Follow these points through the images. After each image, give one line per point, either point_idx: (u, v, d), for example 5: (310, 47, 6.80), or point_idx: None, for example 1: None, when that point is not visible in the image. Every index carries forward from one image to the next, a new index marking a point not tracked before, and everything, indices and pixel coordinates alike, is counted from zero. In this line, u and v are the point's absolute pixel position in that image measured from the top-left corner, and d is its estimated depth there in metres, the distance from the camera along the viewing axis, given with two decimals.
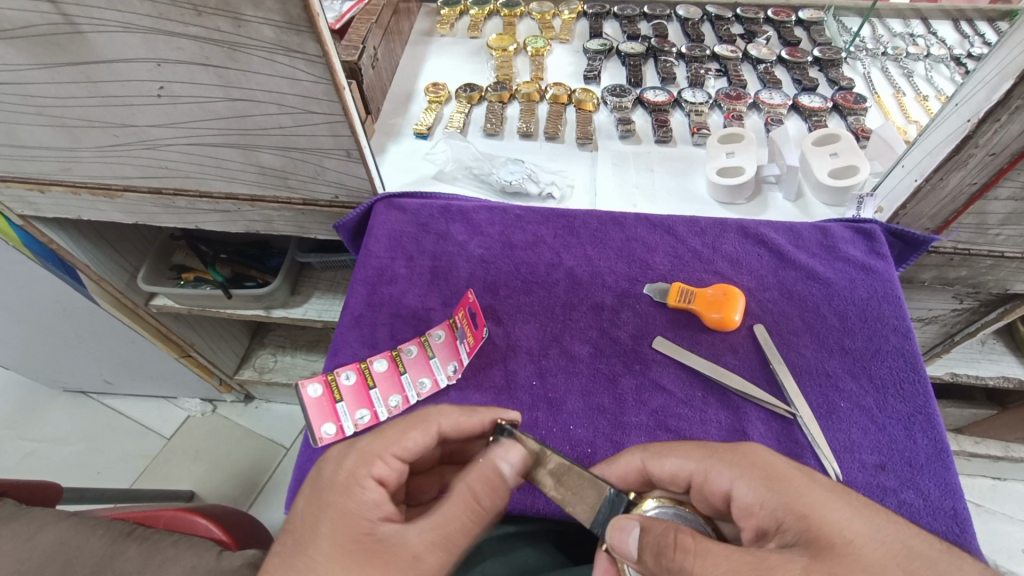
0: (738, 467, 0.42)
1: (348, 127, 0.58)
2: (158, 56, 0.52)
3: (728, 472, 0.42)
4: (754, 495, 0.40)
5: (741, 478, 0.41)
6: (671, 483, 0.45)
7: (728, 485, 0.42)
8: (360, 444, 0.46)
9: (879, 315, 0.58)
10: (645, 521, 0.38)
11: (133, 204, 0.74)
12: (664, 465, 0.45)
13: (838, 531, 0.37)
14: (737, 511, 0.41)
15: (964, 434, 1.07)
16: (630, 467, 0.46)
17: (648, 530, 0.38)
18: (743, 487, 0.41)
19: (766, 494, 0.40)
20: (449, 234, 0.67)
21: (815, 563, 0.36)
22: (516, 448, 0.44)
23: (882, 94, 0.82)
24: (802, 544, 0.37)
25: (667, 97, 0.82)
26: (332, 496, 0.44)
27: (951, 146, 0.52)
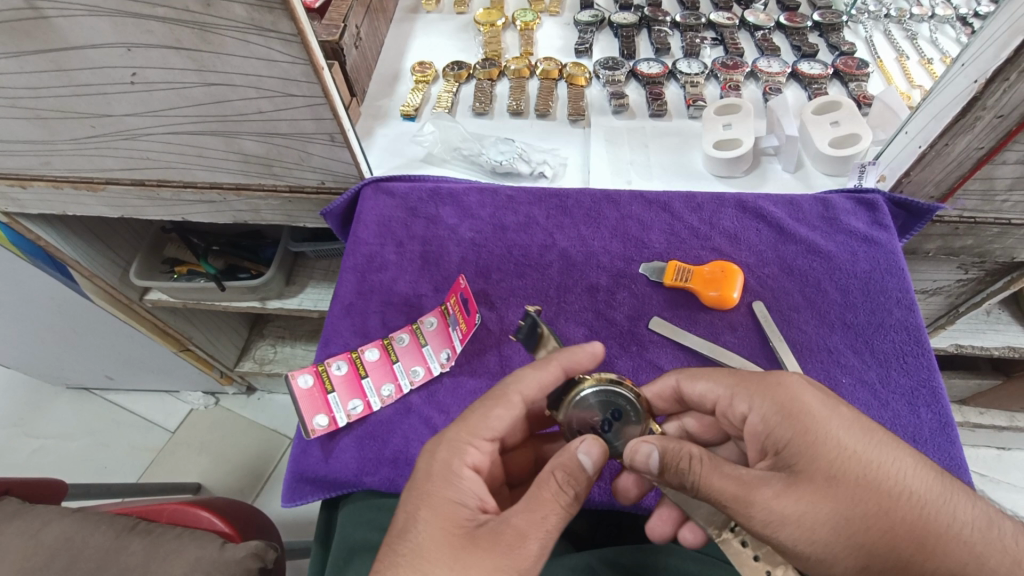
0: (757, 396, 0.42)
1: (330, 109, 0.56)
2: (127, 40, 0.50)
3: (750, 401, 0.43)
4: (763, 424, 0.42)
5: (756, 407, 0.42)
6: (700, 403, 0.48)
7: (746, 410, 0.43)
8: (449, 433, 0.44)
9: (882, 288, 0.57)
10: (663, 445, 0.41)
11: (117, 197, 0.72)
12: (695, 388, 0.47)
13: (826, 462, 0.38)
14: (748, 434, 0.43)
15: (968, 405, 1.06)
16: (665, 386, 0.49)
17: (665, 454, 0.41)
18: (756, 415, 0.42)
19: (774, 421, 0.41)
20: (439, 218, 0.65)
21: (788, 488, 0.38)
22: (595, 442, 0.42)
23: (885, 57, 0.79)
24: (787, 472, 0.39)
25: (662, 69, 0.79)
26: (426, 487, 0.42)
27: (957, 109, 0.50)
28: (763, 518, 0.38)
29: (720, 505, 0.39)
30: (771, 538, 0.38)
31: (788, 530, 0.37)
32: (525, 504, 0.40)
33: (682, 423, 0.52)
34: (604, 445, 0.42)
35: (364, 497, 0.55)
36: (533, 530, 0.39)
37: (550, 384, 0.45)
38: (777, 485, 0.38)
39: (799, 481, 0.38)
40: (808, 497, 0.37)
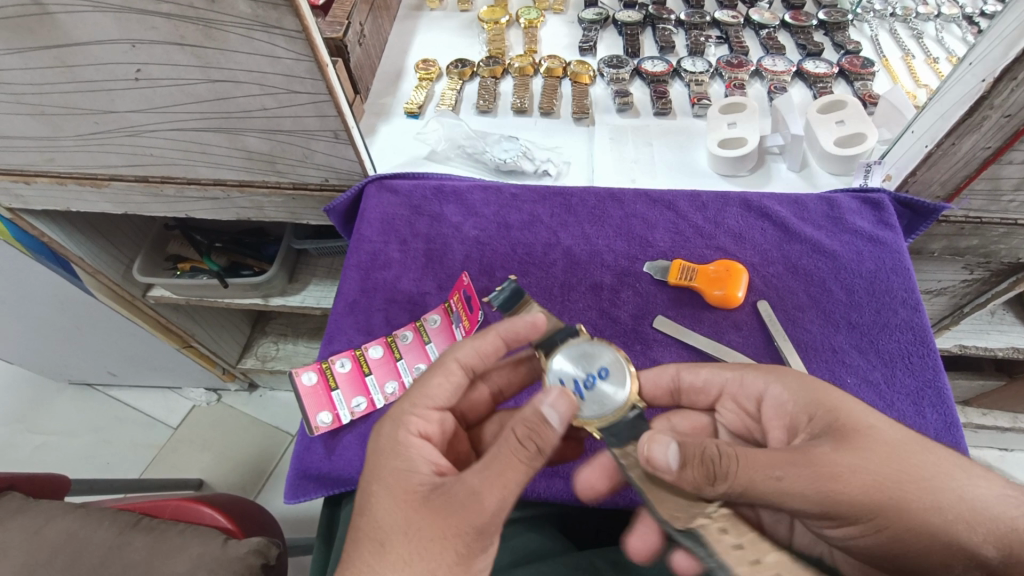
0: (774, 372, 0.45)
1: (334, 106, 0.55)
2: (132, 37, 0.50)
3: (765, 379, 0.45)
4: (787, 394, 0.43)
5: (775, 381, 0.44)
6: (700, 391, 0.49)
7: (763, 387, 0.45)
8: (393, 409, 0.45)
9: (887, 288, 0.57)
10: (680, 437, 0.38)
11: (120, 193, 0.72)
12: (698, 374, 0.48)
13: (862, 419, 0.40)
14: (768, 410, 0.45)
15: (971, 406, 1.06)
16: (662, 375, 0.49)
17: (687, 445, 0.37)
18: (776, 388, 0.44)
19: (799, 391, 0.43)
20: (443, 216, 0.65)
21: (841, 443, 0.38)
22: (563, 399, 0.40)
23: (891, 57, 0.79)
24: (828, 433, 0.40)
25: (666, 67, 0.79)
26: (381, 460, 0.42)
27: (964, 109, 0.50)
28: (831, 476, 0.37)
29: (783, 476, 0.37)
30: (842, 497, 0.37)
31: (857, 485, 0.37)
32: (478, 465, 0.39)
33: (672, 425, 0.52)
34: (569, 396, 0.41)
35: None
36: (488, 487, 0.38)
37: (487, 352, 0.46)
38: (830, 444, 0.39)
39: (846, 437, 0.39)
40: (860, 449, 0.38)
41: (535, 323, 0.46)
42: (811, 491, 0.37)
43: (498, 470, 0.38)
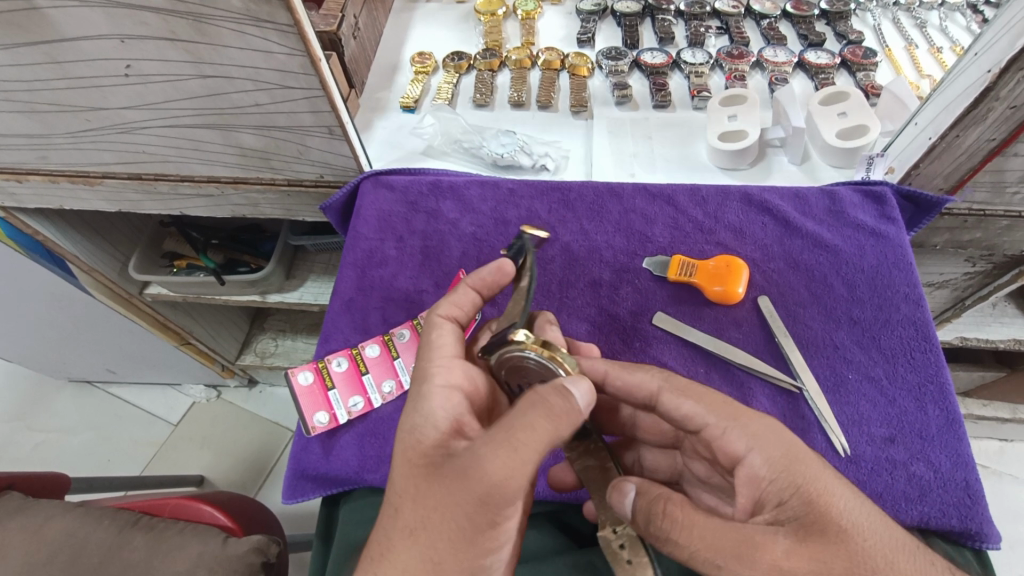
0: (757, 438, 0.41)
1: (329, 101, 0.55)
2: (121, 32, 0.49)
3: (751, 442, 0.41)
4: (765, 469, 0.40)
5: (759, 449, 0.40)
6: (677, 423, 0.44)
7: (744, 450, 0.41)
8: (419, 367, 0.45)
9: (889, 283, 0.56)
10: (642, 485, 0.40)
11: (114, 191, 0.71)
12: (679, 405, 0.43)
13: (831, 516, 0.38)
14: (741, 477, 0.41)
15: (971, 398, 1.05)
16: (644, 386, 0.45)
17: (642, 495, 0.39)
18: (756, 459, 0.40)
19: (779, 466, 0.40)
20: (439, 212, 0.64)
21: (799, 545, 0.38)
22: (582, 381, 0.40)
23: (894, 47, 0.78)
24: (793, 525, 0.39)
25: (666, 59, 0.77)
26: (403, 418, 0.43)
27: (969, 100, 0.49)
28: None
29: (725, 566, 0.37)
30: None
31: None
32: (495, 433, 0.37)
33: (638, 415, 0.52)
34: (590, 384, 0.40)
35: (366, 494, 0.55)
36: (503, 465, 0.36)
37: (464, 305, 0.48)
38: (787, 542, 0.38)
39: (807, 536, 0.38)
40: (818, 555, 0.38)
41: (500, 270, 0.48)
42: None
43: (514, 444, 0.36)
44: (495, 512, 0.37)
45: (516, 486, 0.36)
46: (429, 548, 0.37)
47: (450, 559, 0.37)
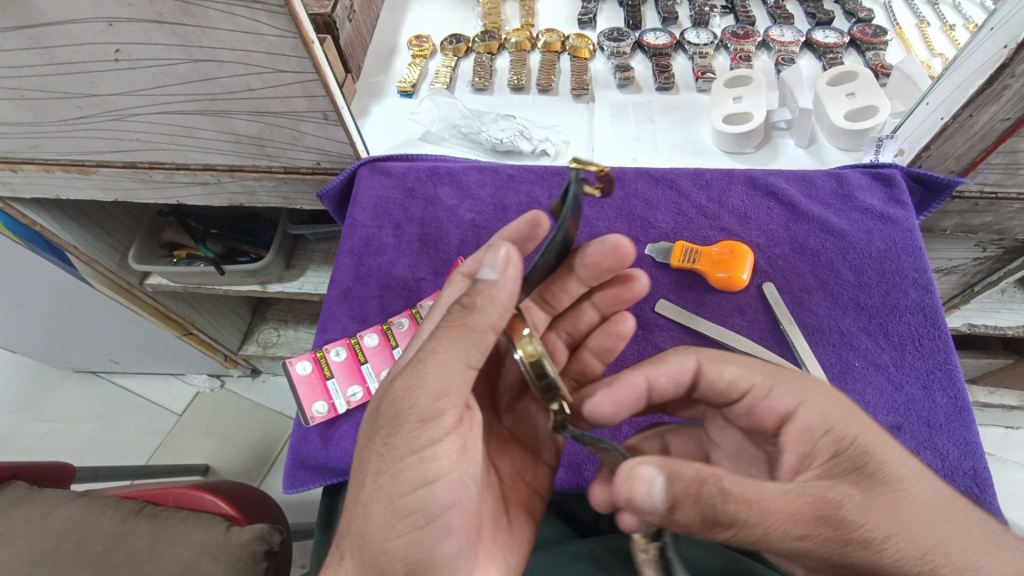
0: (805, 392, 0.41)
1: (322, 85, 0.53)
2: (108, 15, 0.47)
3: (799, 395, 0.41)
4: (819, 421, 0.40)
5: (809, 401, 0.41)
6: (722, 392, 0.44)
7: (792, 405, 0.41)
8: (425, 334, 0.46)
9: (897, 268, 0.55)
10: (670, 469, 0.34)
11: (109, 179, 0.70)
12: (722, 371, 0.44)
13: (895, 469, 0.37)
14: (791, 433, 0.41)
15: (978, 384, 1.05)
16: (683, 366, 0.45)
17: (677, 480, 0.33)
18: (808, 413, 0.40)
19: (835, 418, 0.39)
20: (437, 198, 0.63)
21: (868, 496, 0.36)
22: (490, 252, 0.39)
23: (904, 24, 0.76)
24: (855, 477, 0.37)
25: (669, 39, 0.75)
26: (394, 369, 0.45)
27: (983, 78, 0.47)
28: (858, 539, 0.35)
29: (806, 535, 0.35)
30: (863, 562, 0.35)
31: (872, 553, 0.35)
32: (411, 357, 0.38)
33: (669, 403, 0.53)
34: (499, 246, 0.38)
35: None
36: (412, 384, 0.36)
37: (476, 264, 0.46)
38: (857, 496, 0.36)
39: (872, 486, 0.36)
40: (891, 506, 0.35)
41: (531, 224, 0.47)
42: (833, 552, 0.35)
43: (422, 362, 0.37)
44: (412, 438, 0.36)
45: (427, 403, 0.36)
46: (364, 485, 0.37)
47: (373, 496, 0.37)
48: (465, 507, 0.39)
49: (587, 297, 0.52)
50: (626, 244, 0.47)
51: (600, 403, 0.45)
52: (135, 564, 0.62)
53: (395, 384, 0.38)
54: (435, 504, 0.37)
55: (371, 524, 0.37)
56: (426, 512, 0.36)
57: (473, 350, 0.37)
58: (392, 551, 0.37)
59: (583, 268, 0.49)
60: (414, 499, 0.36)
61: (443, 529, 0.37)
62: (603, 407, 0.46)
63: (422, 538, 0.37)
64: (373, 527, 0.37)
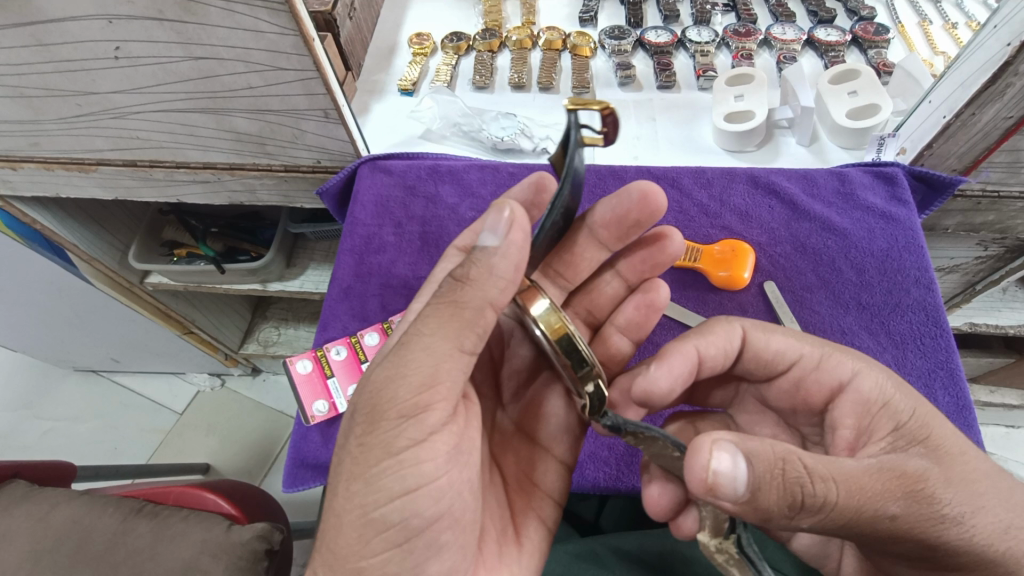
0: (858, 363, 0.42)
1: (322, 83, 0.53)
2: (107, 12, 0.47)
3: (853, 366, 0.42)
4: (876, 391, 0.41)
5: (865, 370, 0.42)
6: (768, 362, 0.45)
7: (848, 375, 0.42)
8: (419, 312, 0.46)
9: (899, 267, 0.55)
10: (746, 447, 0.33)
11: (109, 177, 0.70)
12: (769, 341, 0.44)
13: (955, 439, 0.38)
14: (847, 403, 0.42)
15: (979, 383, 1.04)
16: (730, 334, 0.44)
17: (756, 458, 0.33)
18: (864, 382, 0.41)
19: (891, 390, 0.41)
20: (438, 197, 0.64)
21: (944, 465, 0.36)
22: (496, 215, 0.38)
23: (906, 23, 0.75)
24: (925, 447, 0.37)
25: (670, 37, 0.75)
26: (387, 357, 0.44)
27: (986, 75, 0.46)
28: (940, 514, 0.35)
29: (898, 512, 0.34)
30: (945, 539, 0.35)
31: (951, 529, 0.35)
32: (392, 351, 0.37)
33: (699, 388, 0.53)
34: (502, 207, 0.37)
35: None
36: (392, 375, 0.36)
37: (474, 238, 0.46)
38: (935, 466, 0.36)
39: (943, 455, 0.37)
40: (967, 472, 0.36)
41: (533, 187, 0.49)
42: (922, 529, 0.35)
43: (402, 356, 0.36)
44: (392, 440, 0.35)
45: (408, 398, 0.36)
46: (340, 493, 0.37)
47: (348, 506, 0.36)
48: (452, 518, 0.38)
49: (611, 265, 0.53)
50: (657, 191, 0.47)
51: (654, 377, 0.43)
52: (136, 563, 0.62)
53: (377, 373, 0.37)
54: (417, 517, 0.37)
55: (343, 536, 0.37)
56: (406, 526, 0.36)
57: (467, 331, 0.37)
58: (366, 569, 0.37)
59: (605, 229, 0.50)
60: (391, 511, 0.36)
61: (430, 544, 0.38)
62: (658, 385, 0.44)
63: (401, 554, 0.37)
64: (347, 542, 0.37)
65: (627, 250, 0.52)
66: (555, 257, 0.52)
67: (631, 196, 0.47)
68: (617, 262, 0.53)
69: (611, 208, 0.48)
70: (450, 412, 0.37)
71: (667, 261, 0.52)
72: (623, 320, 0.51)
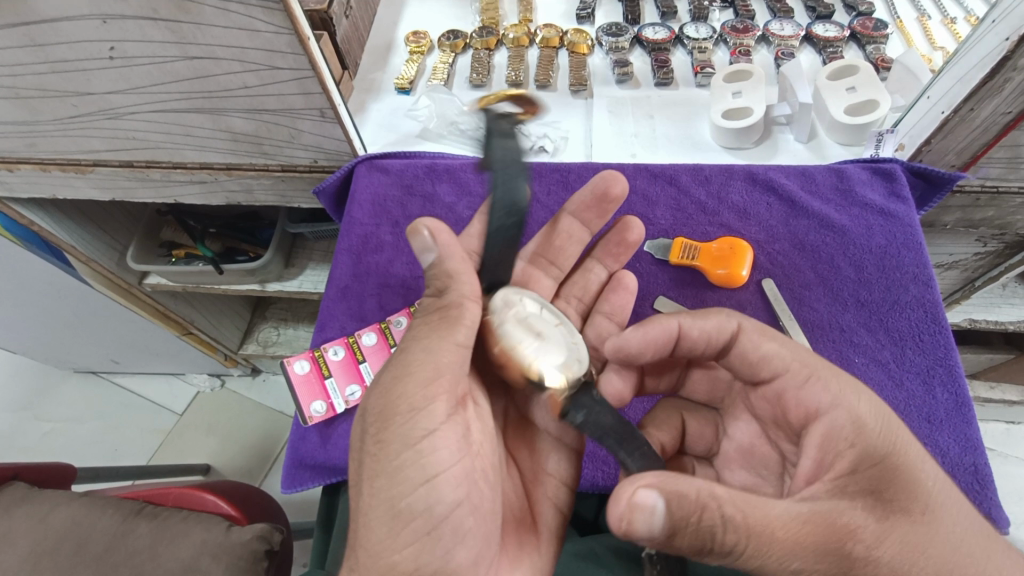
0: (840, 393, 0.40)
1: (318, 82, 0.53)
2: (102, 12, 0.47)
3: (834, 395, 0.40)
4: (848, 429, 0.38)
5: (841, 405, 0.39)
6: (753, 365, 0.44)
7: (820, 404, 0.40)
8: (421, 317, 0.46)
9: (898, 264, 0.55)
10: (668, 494, 0.34)
11: (106, 178, 0.70)
12: (759, 345, 0.43)
13: (912, 496, 0.36)
14: (814, 433, 0.40)
15: (979, 379, 1.04)
16: (720, 326, 0.44)
17: (671, 508, 0.33)
18: (838, 416, 0.39)
19: (866, 431, 0.38)
20: (436, 196, 0.63)
21: (885, 528, 0.35)
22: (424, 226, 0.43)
23: (905, 18, 0.75)
24: (875, 504, 0.36)
25: (668, 34, 0.75)
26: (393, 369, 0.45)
27: (984, 72, 0.46)
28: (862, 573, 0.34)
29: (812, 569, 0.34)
30: None
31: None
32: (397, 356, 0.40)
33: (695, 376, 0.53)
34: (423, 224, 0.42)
35: None
36: (399, 375, 0.38)
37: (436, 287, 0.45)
38: (875, 524, 0.35)
39: (891, 514, 0.35)
40: (906, 539, 0.35)
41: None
42: None
43: (406, 358, 0.39)
44: (405, 431, 0.37)
45: (418, 390, 0.37)
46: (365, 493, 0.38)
47: (374, 503, 0.37)
48: (477, 505, 0.38)
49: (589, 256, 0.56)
50: (619, 174, 0.51)
51: (625, 334, 0.45)
52: (136, 564, 0.62)
53: (384, 379, 0.40)
54: (441, 505, 0.36)
55: (372, 534, 0.36)
56: (431, 515, 0.36)
57: (458, 326, 0.40)
58: (400, 564, 0.36)
59: (574, 215, 0.54)
60: (416, 501, 0.36)
61: (457, 531, 0.37)
62: (630, 344, 0.45)
63: (432, 546, 0.36)
64: (376, 538, 0.36)
65: (604, 237, 0.55)
66: (534, 251, 0.54)
67: (597, 180, 0.52)
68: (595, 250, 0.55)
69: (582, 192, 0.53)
70: (455, 402, 0.39)
71: (636, 243, 0.54)
72: (609, 306, 0.53)
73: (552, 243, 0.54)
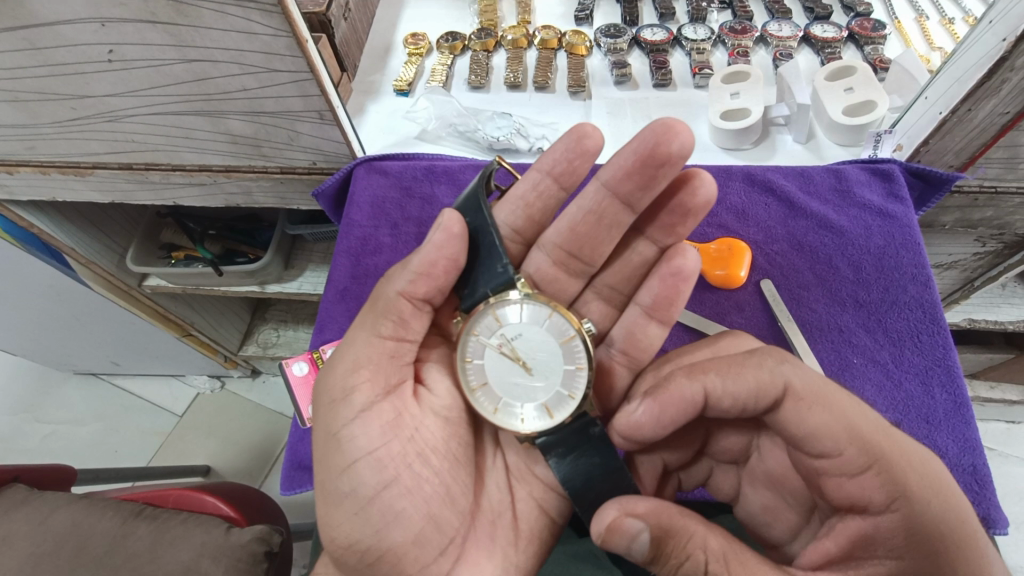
0: (896, 490, 0.38)
1: (317, 84, 0.53)
2: (100, 15, 0.47)
3: (884, 494, 0.38)
4: (894, 533, 0.38)
5: (895, 514, 0.38)
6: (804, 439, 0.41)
7: (864, 496, 0.39)
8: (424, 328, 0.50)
9: (897, 264, 0.55)
10: (656, 530, 0.36)
11: (106, 181, 0.70)
12: (810, 419, 0.40)
13: None
14: (853, 524, 0.40)
15: (979, 379, 1.04)
16: (768, 387, 0.41)
17: (659, 543, 0.36)
18: (887, 521, 0.38)
19: (912, 538, 0.37)
20: (435, 197, 0.65)
21: None
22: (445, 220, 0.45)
23: (903, 18, 0.75)
24: None
25: (666, 35, 0.75)
26: None
27: (981, 72, 0.46)
28: None
29: None
30: None
31: None
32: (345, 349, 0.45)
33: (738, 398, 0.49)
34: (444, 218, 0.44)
35: None
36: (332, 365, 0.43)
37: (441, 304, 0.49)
38: None
39: None
40: None
41: (574, 138, 0.49)
42: None
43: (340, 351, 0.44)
44: (329, 420, 0.41)
45: (338, 381, 0.42)
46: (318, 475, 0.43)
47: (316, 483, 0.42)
48: (406, 491, 0.40)
49: (639, 232, 0.52)
50: (679, 126, 0.44)
51: (639, 418, 0.43)
52: (135, 566, 0.62)
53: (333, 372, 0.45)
54: (365, 486, 0.39)
55: (319, 513, 0.41)
56: (356, 497, 0.39)
57: (381, 320, 0.43)
58: (336, 540, 0.40)
59: (614, 185, 0.48)
60: (339, 484, 0.40)
61: (387, 512, 0.39)
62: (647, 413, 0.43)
63: (363, 526, 0.39)
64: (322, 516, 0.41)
65: (658, 209, 0.50)
66: (567, 233, 0.52)
67: (651, 137, 0.45)
68: (645, 227, 0.52)
69: (626, 155, 0.46)
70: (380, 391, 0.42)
71: (697, 211, 0.49)
72: (648, 299, 0.50)
73: (590, 216, 0.50)
